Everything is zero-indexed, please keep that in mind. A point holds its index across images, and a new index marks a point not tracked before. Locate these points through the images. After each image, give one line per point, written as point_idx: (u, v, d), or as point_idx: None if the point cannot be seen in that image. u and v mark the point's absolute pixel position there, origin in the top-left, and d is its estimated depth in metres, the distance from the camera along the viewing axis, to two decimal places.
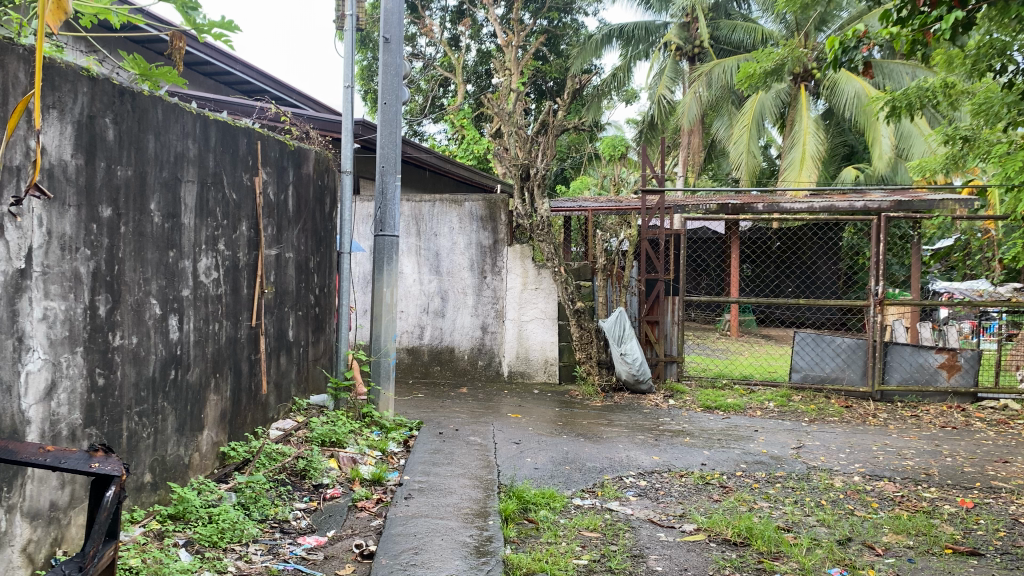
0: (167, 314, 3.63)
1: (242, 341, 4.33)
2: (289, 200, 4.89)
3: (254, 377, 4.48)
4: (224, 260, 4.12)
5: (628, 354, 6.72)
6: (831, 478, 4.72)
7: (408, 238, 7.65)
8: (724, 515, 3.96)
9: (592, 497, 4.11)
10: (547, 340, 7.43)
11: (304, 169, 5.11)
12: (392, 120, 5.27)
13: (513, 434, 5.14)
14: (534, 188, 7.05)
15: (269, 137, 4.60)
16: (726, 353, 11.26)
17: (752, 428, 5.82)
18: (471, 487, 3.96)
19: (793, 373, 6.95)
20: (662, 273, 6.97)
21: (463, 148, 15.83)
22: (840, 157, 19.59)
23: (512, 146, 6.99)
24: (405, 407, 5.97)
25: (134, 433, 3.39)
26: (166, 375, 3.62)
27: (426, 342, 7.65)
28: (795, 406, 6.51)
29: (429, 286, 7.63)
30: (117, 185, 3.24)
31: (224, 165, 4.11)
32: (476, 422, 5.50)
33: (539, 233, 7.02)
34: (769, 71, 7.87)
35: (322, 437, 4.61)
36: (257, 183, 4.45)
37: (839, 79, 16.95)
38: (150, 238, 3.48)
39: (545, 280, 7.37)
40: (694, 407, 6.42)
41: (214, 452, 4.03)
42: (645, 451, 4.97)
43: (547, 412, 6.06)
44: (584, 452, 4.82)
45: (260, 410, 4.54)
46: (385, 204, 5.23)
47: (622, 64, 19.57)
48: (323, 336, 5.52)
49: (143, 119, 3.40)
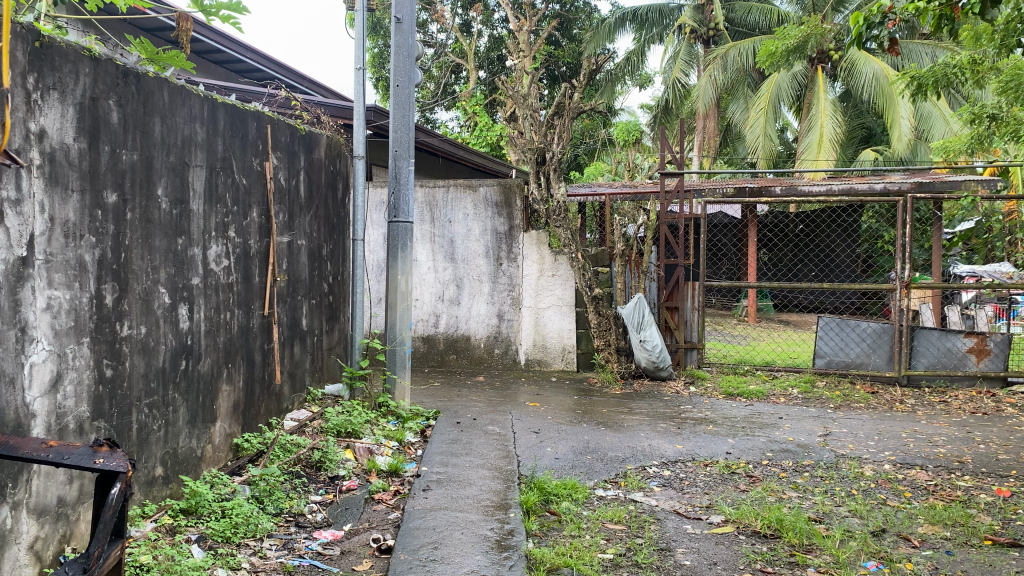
0: (177, 303, 3.52)
1: (255, 330, 4.23)
2: (300, 186, 4.77)
3: (268, 367, 4.38)
4: (235, 247, 4.01)
5: (648, 340, 6.57)
6: (860, 466, 4.57)
7: (422, 225, 7.53)
8: (752, 506, 3.84)
9: (615, 488, 3.99)
10: (564, 327, 7.30)
11: (316, 154, 4.99)
12: (404, 103, 5.13)
13: (532, 423, 5.01)
14: (549, 173, 6.92)
15: (280, 121, 4.48)
16: (745, 340, 11.10)
17: (777, 416, 5.68)
18: (491, 478, 3.85)
19: (817, 359, 6.79)
20: (682, 258, 6.80)
21: (477, 135, 15.67)
22: (858, 139, 19.27)
23: (527, 130, 6.85)
24: (422, 397, 5.87)
25: (145, 426, 3.30)
26: (177, 366, 3.53)
27: (442, 330, 7.54)
28: (820, 392, 6.36)
29: (444, 274, 7.51)
30: (122, 170, 3.14)
31: (233, 150, 3.99)
32: (494, 411, 5.38)
33: (556, 218, 6.86)
34: (792, 49, 7.70)
35: (337, 428, 4.49)
36: (268, 168, 4.33)
37: (857, 60, 16.68)
38: (157, 225, 3.37)
39: (562, 266, 7.24)
40: (716, 394, 6.28)
41: (227, 444, 3.94)
42: (668, 440, 4.84)
43: (565, 400, 5.95)
44: (606, 441, 4.69)
45: (274, 401, 4.45)
46: (399, 189, 5.11)
47: (635, 48, 19.39)
48: (338, 324, 5.41)
49: (148, 102, 3.29)
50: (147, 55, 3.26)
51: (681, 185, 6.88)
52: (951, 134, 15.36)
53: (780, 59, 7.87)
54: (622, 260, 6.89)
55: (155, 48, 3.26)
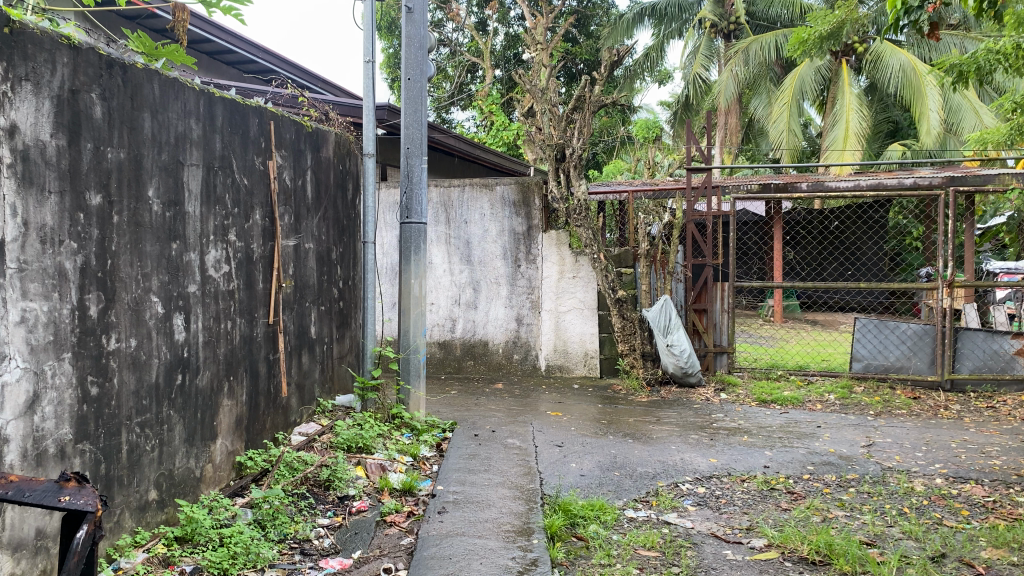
0: (172, 312, 3.27)
1: (259, 340, 3.97)
2: (307, 186, 4.50)
3: (273, 379, 4.12)
4: (235, 252, 3.75)
5: (675, 344, 6.24)
6: (910, 481, 4.23)
7: (437, 227, 7.27)
8: (797, 528, 3.52)
9: (646, 508, 3.69)
10: (586, 331, 6.99)
11: (324, 153, 4.73)
12: (416, 98, 4.86)
13: (555, 436, 4.70)
14: (569, 170, 6.61)
15: (284, 118, 4.22)
16: (773, 342, 10.74)
17: (814, 424, 5.35)
18: (512, 499, 3.56)
19: (854, 363, 6.40)
20: (710, 258, 6.49)
21: (493, 135, 15.40)
22: (884, 134, 18.70)
23: (545, 125, 6.57)
24: (438, 406, 5.59)
25: (136, 447, 3.04)
26: (172, 381, 3.27)
27: (459, 336, 7.26)
28: (858, 399, 6.01)
29: (460, 277, 7.24)
30: (108, 169, 2.88)
31: (233, 148, 3.73)
32: (514, 422, 5.08)
33: (576, 217, 6.54)
34: (825, 35, 7.44)
35: (348, 442, 4.19)
36: (272, 167, 4.07)
37: (883, 52, 16.23)
38: (148, 229, 3.11)
39: (584, 268, 6.93)
40: (748, 402, 5.96)
41: (229, 462, 3.68)
42: (700, 453, 4.52)
43: (589, 409, 5.65)
44: (635, 455, 4.38)
45: (281, 415, 4.18)
46: (412, 188, 4.84)
47: (654, 44, 19.07)
48: (348, 332, 5.15)
49: (137, 96, 3.04)
50: (146, 51, 3.08)
51: (709, 181, 6.55)
52: (981, 127, 14.92)
53: (812, 46, 7.62)
54: (647, 260, 6.56)
55: (154, 43, 3.08)
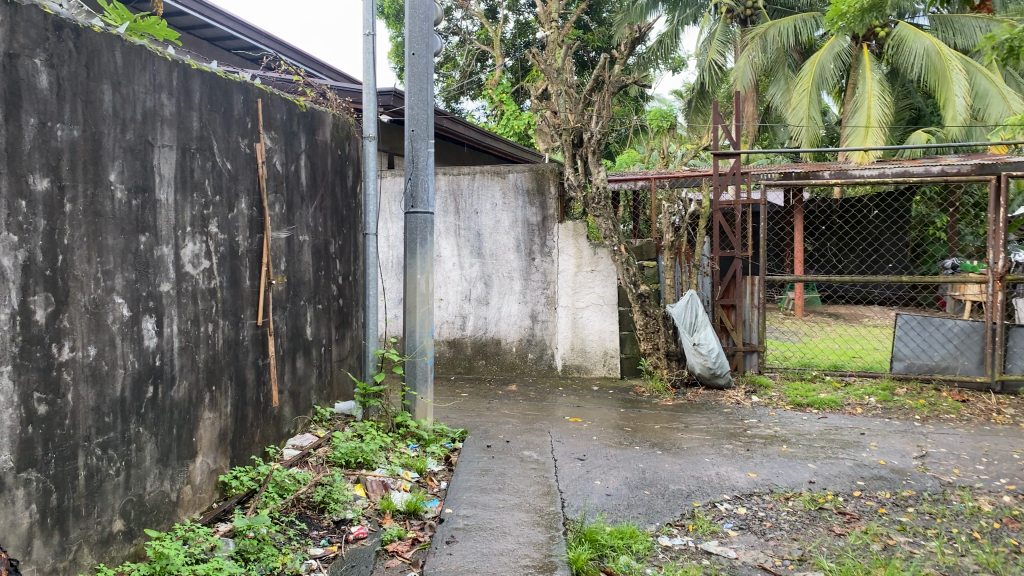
0: (140, 316, 2.84)
1: (246, 344, 3.54)
2: (301, 171, 4.07)
3: (263, 388, 3.69)
4: (217, 246, 3.33)
5: (703, 343, 5.79)
6: (975, 499, 3.76)
7: (445, 217, 6.85)
8: (857, 559, 3.06)
9: (682, 534, 3.25)
10: (605, 328, 6.54)
11: (320, 136, 4.29)
12: (421, 73, 4.42)
13: (575, 447, 4.26)
14: (587, 155, 6.15)
15: (274, 96, 3.79)
16: (799, 337, 10.24)
17: (858, 431, 4.90)
18: (530, 525, 3.13)
19: (895, 362, 5.96)
20: (740, 250, 6.04)
21: (503, 125, 14.87)
22: (907, 121, 17.93)
23: (561, 108, 6.14)
24: (448, 412, 5.16)
25: (97, 472, 2.63)
26: (141, 394, 2.85)
27: (469, 333, 6.85)
28: (901, 402, 5.55)
29: (470, 271, 6.82)
30: (57, 149, 2.46)
31: (214, 128, 3.30)
32: (530, 430, 4.64)
33: (595, 206, 6.09)
34: (865, 8, 6.91)
35: (347, 457, 3.76)
36: (260, 150, 3.63)
37: (906, 36, 15.60)
38: (109, 219, 2.68)
39: (602, 261, 6.49)
40: (782, 405, 5.51)
41: (211, 482, 3.27)
42: (738, 466, 4.08)
43: (610, 414, 5.22)
44: (666, 469, 3.94)
45: (272, 426, 3.76)
46: (417, 175, 4.41)
47: (668, 30, 18.52)
48: (349, 332, 4.73)
49: (93, 63, 2.61)
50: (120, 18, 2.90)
51: (739, 167, 6.09)
52: (1009, 113, 14.29)
53: (850, 21, 7.09)
54: (672, 252, 6.11)
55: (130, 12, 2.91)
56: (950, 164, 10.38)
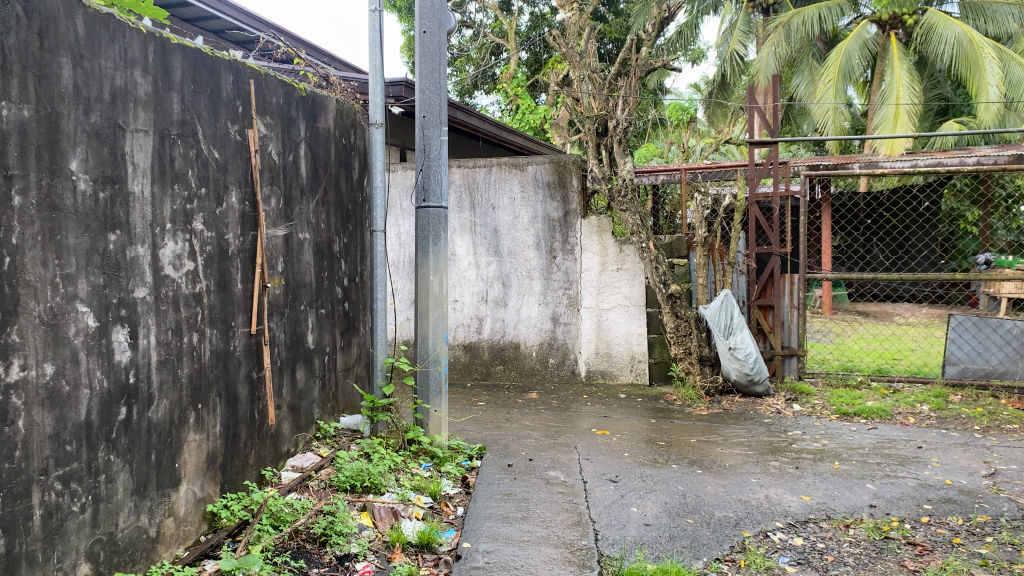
0: (110, 326, 2.46)
1: (239, 355, 3.16)
2: (301, 162, 3.68)
3: (259, 403, 3.31)
4: (203, 246, 2.94)
5: (739, 348, 5.37)
6: None
7: (460, 213, 6.45)
8: None
9: (733, 572, 2.81)
10: (633, 330, 6.14)
11: (322, 123, 3.90)
12: (432, 54, 4.01)
13: (606, 466, 3.84)
14: (612, 144, 5.74)
15: (269, 77, 3.40)
16: (831, 337, 9.75)
17: (914, 445, 4.45)
18: (560, 564, 2.72)
19: (948, 367, 5.50)
20: (777, 246, 5.62)
21: (518, 118, 14.20)
22: (934, 111, 17.20)
23: (584, 94, 5.76)
24: (465, 424, 4.76)
25: (57, 509, 2.24)
26: (112, 417, 2.47)
27: (486, 337, 6.45)
28: (957, 410, 5.07)
29: (487, 270, 6.42)
30: (3, 130, 2.07)
31: (199, 111, 2.91)
32: (554, 445, 4.24)
33: (620, 199, 5.66)
34: None
35: (352, 481, 3.36)
36: (252, 137, 3.25)
37: (936, 23, 15.00)
38: (70, 215, 2.30)
39: (629, 259, 6.10)
40: (827, 414, 5.08)
41: (198, 512, 2.89)
42: (789, 488, 3.65)
43: (641, 426, 4.80)
44: (708, 492, 3.52)
45: (269, 446, 3.38)
46: (429, 165, 4.01)
47: (687, 22, 18.05)
48: (356, 339, 4.34)
49: (48, 32, 2.22)
50: None
51: (776, 159, 5.68)
52: None
53: None
54: (704, 248, 5.67)
55: None
56: (986, 155, 9.87)
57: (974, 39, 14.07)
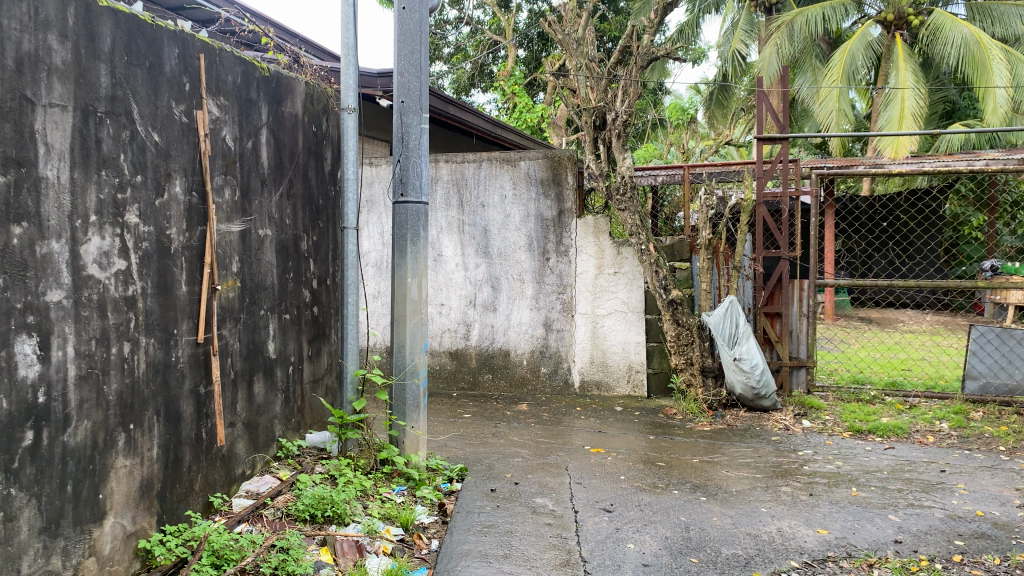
0: (11, 334, 2.07)
1: (182, 367, 2.78)
2: (261, 150, 3.30)
3: (207, 421, 2.93)
4: (136, 241, 2.55)
5: (745, 359, 4.99)
6: None
7: (448, 211, 6.07)
8: None
9: None
10: (630, 338, 5.76)
11: (288, 108, 3.52)
12: (413, 32, 3.63)
13: (600, 493, 3.46)
14: (611, 139, 5.37)
15: (224, 53, 3.02)
16: (835, 344, 9.38)
17: (937, 468, 4.07)
18: None
19: (968, 382, 5.13)
20: (786, 250, 5.25)
21: (515, 117, 13.77)
22: (939, 114, 16.88)
23: (581, 85, 5.39)
24: (448, 440, 4.37)
25: None
26: (14, 443, 2.07)
27: (474, 344, 6.06)
28: (980, 429, 4.68)
29: (476, 272, 6.04)
30: None
31: (135, 87, 2.53)
32: (543, 467, 3.85)
33: (619, 198, 5.27)
34: None
35: (313, 510, 2.96)
36: (202, 120, 2.86)
37: (942, 24, 14.54)
38: None
39: (627, 262, 5.74)
40: (839, 432, 4.70)
41: (128, 549, 2.49)
42: (804, 520, 3.25)
43: (638, 444, 4.42)
44: (714, 525, 3.13)
45: (219, 470, 3.00)
46: (408, 156, 3.63)
47: (689, 20, 17.70)
48: (325, 347, 3.96)
49: None
50: None
51: (787, 159, 5.35)
52: None
53: None
54: (708, 252, 5.29)
55: None
56: (996, 157, 9.48)
57: (981, 40, 13.60)
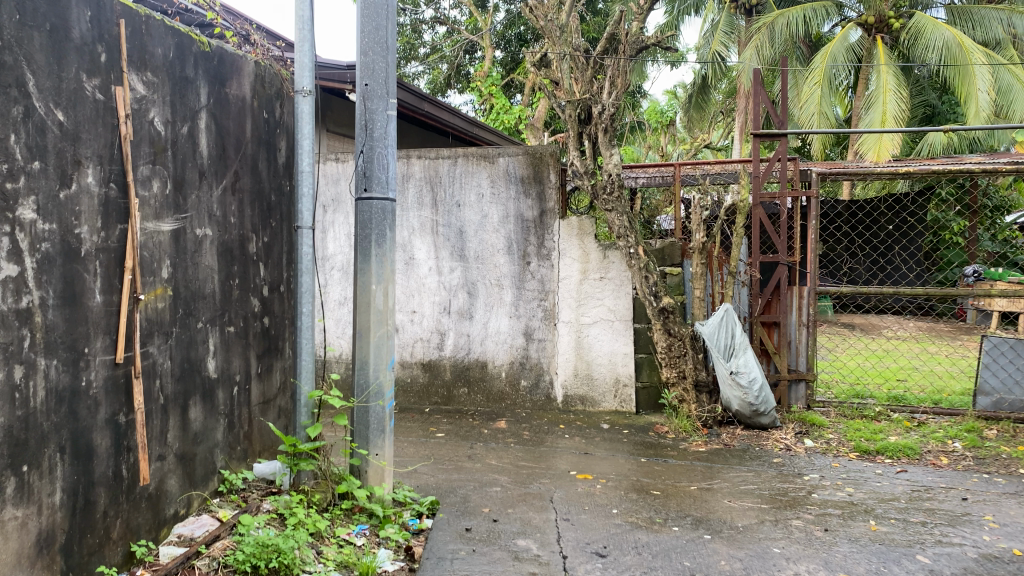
0: None
1: (95, 391, 2.31)
2: (199, 136, 2.85)
3: (128, 454, 2.46)
4: (32, 241, 2.08)
5: (742, 372, 4.60)
6: None
7: (421, 211, 5.62)
8: None
9: None
10: (617, 349, 5.36)
11: (233, 89, 3.07)
12: (378, 5, 3.19)
13: (590, 532, 3.03)
14: (596, 134, 4.97)
15: (151, 20, 2.57)
16: (824, 352, 9.04)
17: (958, 495, 3.70)
18: None
19: (979, 398, 4.78)
20: (784, 254, 4.87)
21: (491, 119, 13.29)
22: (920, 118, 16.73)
23: (564, 75, 4.95)
24: (419, 465, 3.92)
25: None
26: None
27: (449, 355, 5.62)
28: (996, 449, 4.32)
29: (451, 278, 5.60)
30: None
31: (31, 52, 2.06)
32: (525, 498, 3.43)
33: (605, 198, 4.86)
34: None
35: (254, 559, 2.49)
36: (122, 97, 2.40)
37: (923, 27, 14.25)
38: None
39: (614, 267, 5.34)
40: (845, 453, 4.32)
41: None
42: (824, 563, 2.84)
43: (629, 468, 4.00)
44: (723, 572, 2.72)
45: (143, 512, 2.54)
46: (372, 146, 3.19)
47: (668, 22, 17.39)
48: (277, 363, 3.52)
49: None
50: None
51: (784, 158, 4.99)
52: None
53: None
54: (702, 257, 4.90)
55: None
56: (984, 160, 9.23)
57: (963, 43, 13.25)
